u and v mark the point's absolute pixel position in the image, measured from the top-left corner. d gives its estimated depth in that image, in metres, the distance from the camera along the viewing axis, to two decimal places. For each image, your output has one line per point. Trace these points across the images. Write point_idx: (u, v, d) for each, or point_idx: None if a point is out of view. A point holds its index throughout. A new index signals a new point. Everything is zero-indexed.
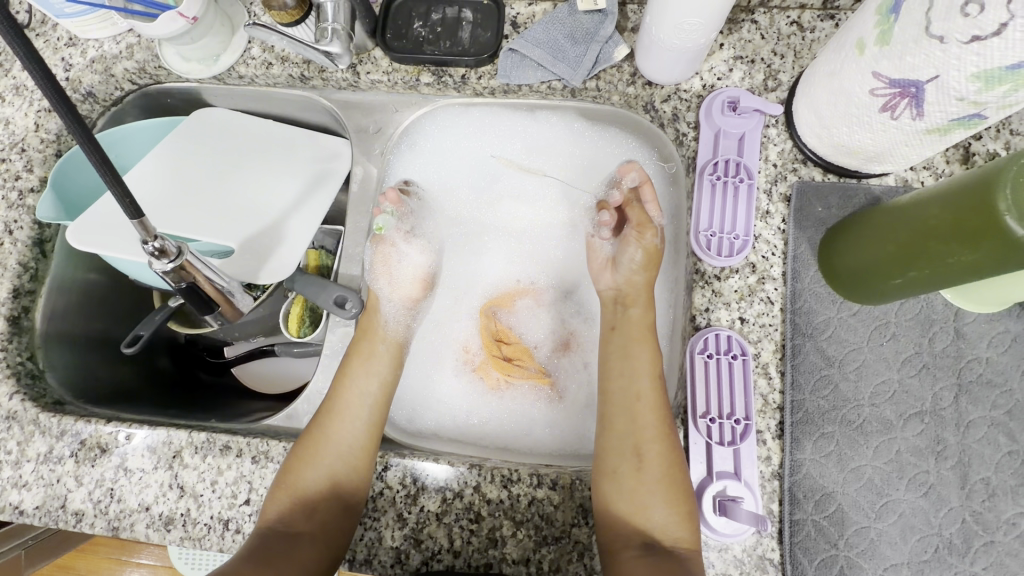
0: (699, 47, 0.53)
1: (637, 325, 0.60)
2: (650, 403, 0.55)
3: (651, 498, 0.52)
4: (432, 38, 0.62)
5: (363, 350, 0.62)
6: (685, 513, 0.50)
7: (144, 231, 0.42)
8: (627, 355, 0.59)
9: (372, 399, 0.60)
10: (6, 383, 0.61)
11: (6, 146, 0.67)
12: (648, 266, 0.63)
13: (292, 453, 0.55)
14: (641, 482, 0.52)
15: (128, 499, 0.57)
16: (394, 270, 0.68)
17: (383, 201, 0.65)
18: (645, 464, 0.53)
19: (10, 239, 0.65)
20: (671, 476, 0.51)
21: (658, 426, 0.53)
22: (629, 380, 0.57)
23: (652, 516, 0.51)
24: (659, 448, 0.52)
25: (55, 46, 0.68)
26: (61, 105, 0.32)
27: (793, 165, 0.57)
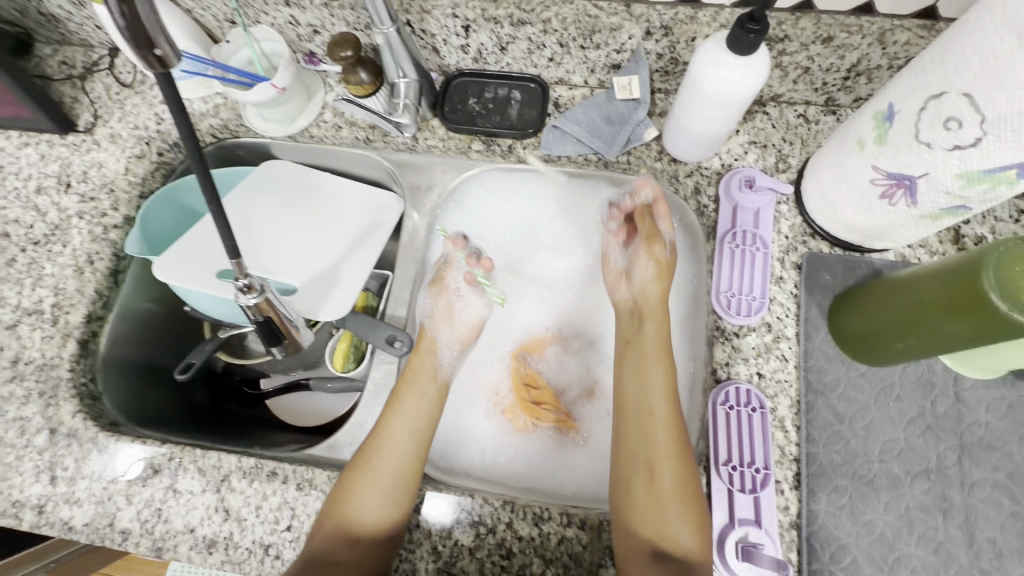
0: (719, 133, 0.61)
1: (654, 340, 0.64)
2: (663, 419, 0.58)
3: (674, 519, 0.54)
4: (484, 114, 0.72)
5: (410, 384, 0.65)
6: (698, 530, 0.53)
7: (238, 269, 0.49)
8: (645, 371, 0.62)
9: (413, 434, 0.62)
10: (69, 402, 0.65)
11: (97, 187, 0.74)
12: (664, 273, 0.67)
13: (339, 482, 0.58)
14: (663, 500, 0.55)
15: (173, 521, 0.60)
16: (455, 319, 0.72)
17: (476, 265, 0.71)
18: (662, 483, 0.55)
19: (91, 269, 0.71)
20: (686, 493, 0.55)
21: (674, 444, 0.57)
22: (644, 399, 0.60)
23: (674, 537, 0.53)
24: (674, 468, 0.56)
25: (152, 103, 0.78)
26: (192, 150, 0.39)
27: (803, 238, 0.64)
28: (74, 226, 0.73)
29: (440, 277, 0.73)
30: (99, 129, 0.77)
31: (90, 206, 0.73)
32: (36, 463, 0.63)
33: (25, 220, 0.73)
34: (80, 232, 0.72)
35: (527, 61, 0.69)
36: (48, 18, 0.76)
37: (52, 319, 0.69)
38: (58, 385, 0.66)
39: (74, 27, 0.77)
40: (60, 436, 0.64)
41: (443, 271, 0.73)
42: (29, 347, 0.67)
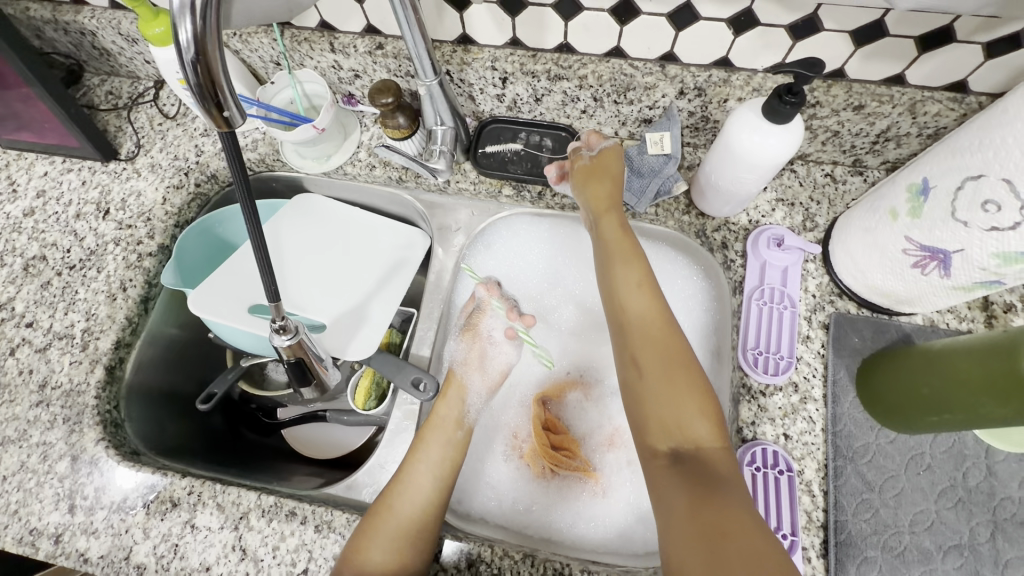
0: (748, 193, 0.62)
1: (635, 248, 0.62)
2: (650, 315, 0.58)
3: (689, 417, 0.53)
4: (516, 160, 0.73)
5: (439, 430, 0.65)
6: (714, 418, 0.53)
7: (275, 309, 0.50)
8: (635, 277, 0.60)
9: (440, 478, 0.62)
10: (92, 430, 0.65)
11: (134, 214, 0.76)
12: (598, 177, 0.66)
13: (360, 527, 0.57)
14: (672, 401, 0.54)
15: (189, 558, 0.59)
16: (486, 366, 0.72)
17: (517, 320, 0.72)
18: (659, 380, 0.54)
19: (123, 296, 0.72)
20: (689, 390, 0.54)
21: (669, 345, 0.56)
22: (635, 304, 0.59)
23: (693, 437, 0.52)
24: (674, 370, 0.55)
25: (193, 135, 0.80)
26: (242, 187, 0.41)
27: (830, 297, 0.64)
28: (109, 252, 0.74)
29: (473, 325, 0.73)
30: (140, 159, 0.79)
31: (126, 233, 0.75)
32: (56, 490, 0.63)
33: (63, 244, 0.75)
34: (115, 258, 0.74)
35: (560, 112, 0.71)
36: (100, 52, 0.79)
37: (82, 344, 0.69)
38: (83, 411, 0.66)
39: (124, 61, 0.80)
40: (83, 464, 0.64)
41: (476, 318, 0.73)
42: (57, 371, 0.68)
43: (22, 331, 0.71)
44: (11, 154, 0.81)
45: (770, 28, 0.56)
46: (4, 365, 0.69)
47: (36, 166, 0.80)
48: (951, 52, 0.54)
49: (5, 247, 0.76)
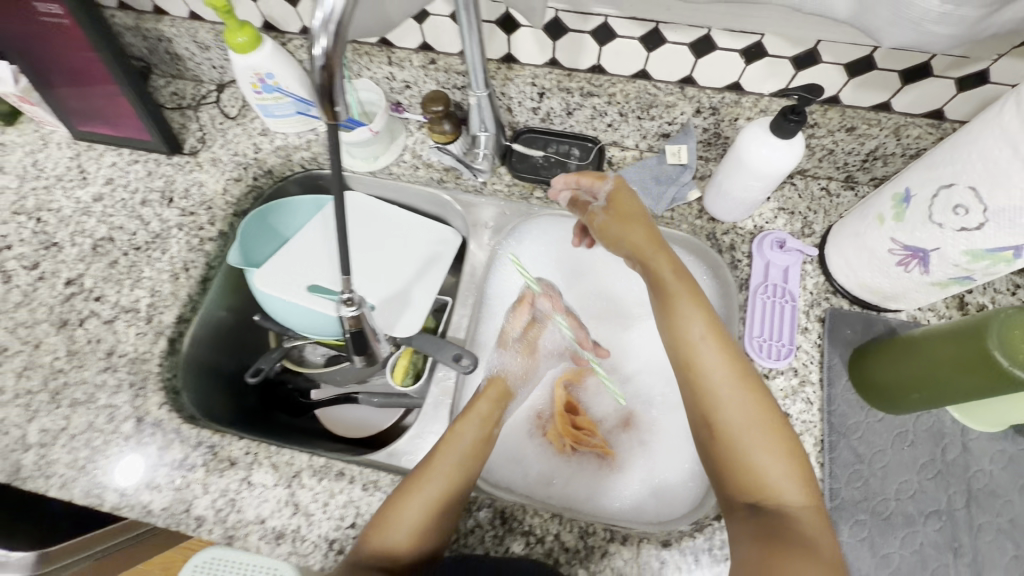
0: (755, 201, 0.71)
1: (700, 300, 0.62)
2: (727, 370, 0.59)
3: (772, 479, 0.55)
4: (546, 166, 0.82)
5: (466, 429, 0.67)
6: (802, 479, 0.55)
7: (344, 282, 0.58)
8: (704, 332, 0.60)
9: (464, 473, 0.64)
10: (156, 395, 0.71)
11: (197, 203, 0.83)
12: (627, 223, 0.68)
13: (389, 498, 0.61)
14: (751, 463, 0.56)
15: (245, 511, 0.65)
16: (534, 374, 0.78)
17: (592, 351, 0.77)
18: (746, 439, 0.56)
19: (185, 276, 0.78)
20: (777, 450, 0.56)
21: (751, 406, 0.57)
22: (709, 357, 0.59)
23: (780, 497, 0.55)
24: (758, 432, 0.56)
25: (251, 134, 0.88)
26: (336, 169, 0.49)
27: (826, 295, 0.72)
28: (173, 236, 0.81)
29: (531, 338, 0.78)
30: (202, 154, 0.87)
31: (189, 220, 0.82)
32: (121, 449, 0.68)
33: (129, 227, 0.82)
34: (178, 241, 0.81)
35: (588, 125, 0.80)
36: (171, 57, 0.88)
37: (147, 317, 0.76)
38: (147, 378, 0.72)
39: (192, 65, 0.89)
40: (146, 425, 0.69)
41: (536, 332, 0.78)
42: (124, 341, 0.74)
43: (90, 304, 0.77)
44: (83, 146, 0.88)
45: (776, 59, 0.65)
46: (73, 335, 0.75)
47: (104, 157, 0.88)
48: (930, 85, 0.64)
49: (74, 229, 0.82)
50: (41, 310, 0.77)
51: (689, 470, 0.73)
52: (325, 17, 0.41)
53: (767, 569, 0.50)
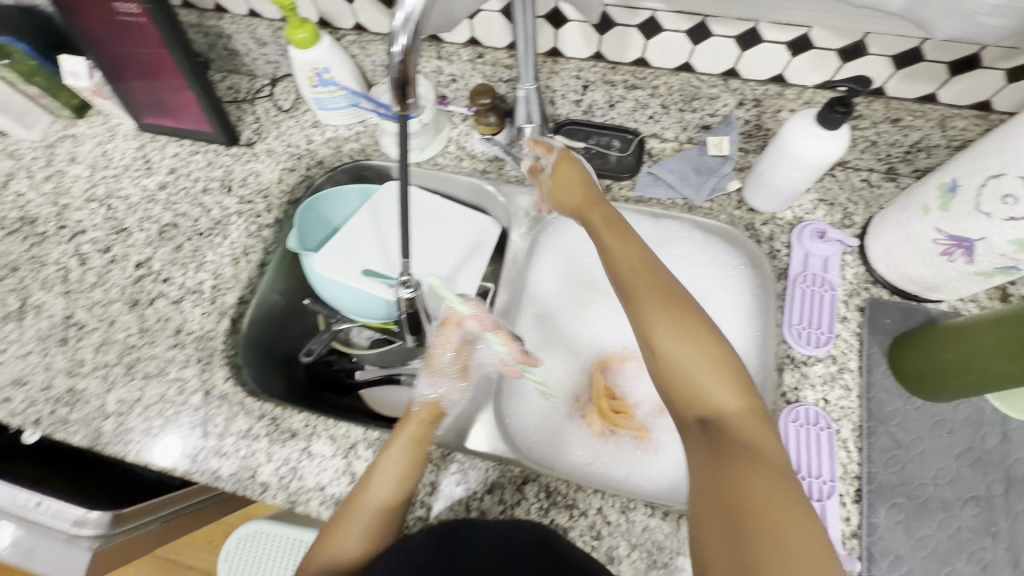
0: (795, 192, 0.73)
1: (633, 244, 0.67)
2: (648, 289, 0.61)
3: (709, 389, 0.55)
4: (587, 157, 0.84)
5: (385, 460, 0.64)
6: (736, 386, 0.55)
7: (403, 266, 0.62)
8: (633, 267, 0.64)
9: (396, 488, 0.63)
10: (222, 370, 0.76)
11: (254, 191, 0.88)
12: (568, 186, 0.75)
13: (333, 519, 0.63)
14: (692, 378, 0.56)
15: (306, 479, 0.69)
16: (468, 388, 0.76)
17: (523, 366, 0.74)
18: (680, 353, 0.57)
19: (245, 260, 0.83)
20: (711, 359, 0.56)
21: (677, 322, 0.58)
22: (633, 280, 0.63)
23: (719, 406, 0.55)
24: (692, 343, 0.57)
25: (304, 126, 0.92)
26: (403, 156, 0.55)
27: (865, 285, 0.73)
28: (233, 222, 0.86)
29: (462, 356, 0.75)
30: (258, 145, 0.92)
31: (247, 207, 0.87)
32: (191, 419, 0.73)
33: (192, 214, 0.87)
34: (238, 227, 0.85)
35: (629, 117, 0.82)
36: (230, 53, 0.92)
37: (211, 298, 0.81)
38: (213, 353, 0.77)
39: (248, 61, 0.93)
40: (214, 397, 0.74)
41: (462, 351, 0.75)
42: (191, 320, 0.79)
43: (159, 285, 0.82)
44: (147, 137, 0.94)
45: (822, 52, 0.67)
46: (144, 313, 0.81)
47: (167, 148, 0.93)
48: (977, 77, 0.64)
49: (142, 215, 0.88)
50: (114, 290, 0.82)
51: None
52: (404, 17, 0.44)
53: (716, 480, 0.49)
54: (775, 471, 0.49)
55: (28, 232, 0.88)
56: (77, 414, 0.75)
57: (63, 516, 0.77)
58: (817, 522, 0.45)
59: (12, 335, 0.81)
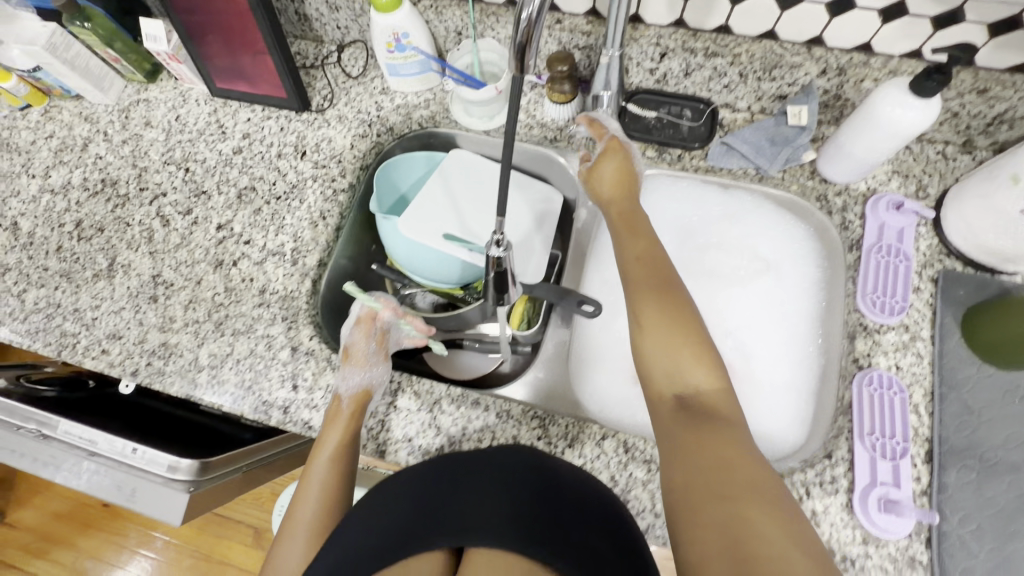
0: (877, 160, 0.73)
1: (642, 233, 0.70)
2: (649, 274, 0.64)
3: (690, 367, 0.58)
4: (659, 127, 0.84)
5: (320, 458, 0.69)
6: (715, 371, 0.58)
7: (496, 224, 0.63)
8: (639, 251, 0.67)
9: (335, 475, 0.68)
10: (307, 328, 0.80)
11: (327, 156, 0.90)
12: (599, 175, 0.76)
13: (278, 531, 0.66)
14: (676, 356, 0.59)
15: (394, 431, 0.73)
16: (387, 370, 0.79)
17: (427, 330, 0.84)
18: (667, 334, 0.60)
19: (323, 224, 0.86)
20: (693, 344, 0.59)
21: (665, 299, 0.62)
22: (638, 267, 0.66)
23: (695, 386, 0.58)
24: (681, 326, 0.60)
25: (372, 93, 0.93)
26: (511, 119, 0.53)
27: (939, 257, 0.74)
28: (309, 187, 0.88)
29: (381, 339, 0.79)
30: (328, 111, 0.93)
31: (322, 172, 0.89)
32: (281, 372, 0.77)
33: (269, 178, 0.89)
34: (314, 192, 0.88)
35: (704, 86, 0.82)
36: (300, 18, 0.93)
37: (292, 259, 0.84)
38: (298, 312, 0.81)
39: (317, 26, 0.94)
40: (301, 353, 0.78)
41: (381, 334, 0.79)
42: (274, 280, 0.83)
43: (241, 247, 0.85)
44: (219, 102, 0.96)
45: (915, 19, 0.67)
46: (229, 274, 0.84)
47: (240, 113, 0.95)
48: None
49: (220, 178, 0.90)
50: (198, 251, 0.86)
51: (804, 415, 0.77)
52: None
53: (691, 450, 0.53)
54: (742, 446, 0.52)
55: (111, 194, 0.91)
56: (172, 367, 0.79)
57: (159, 461, 0.82)
58: (781, 487, 0.50)
59: (103, 293, 0.84)
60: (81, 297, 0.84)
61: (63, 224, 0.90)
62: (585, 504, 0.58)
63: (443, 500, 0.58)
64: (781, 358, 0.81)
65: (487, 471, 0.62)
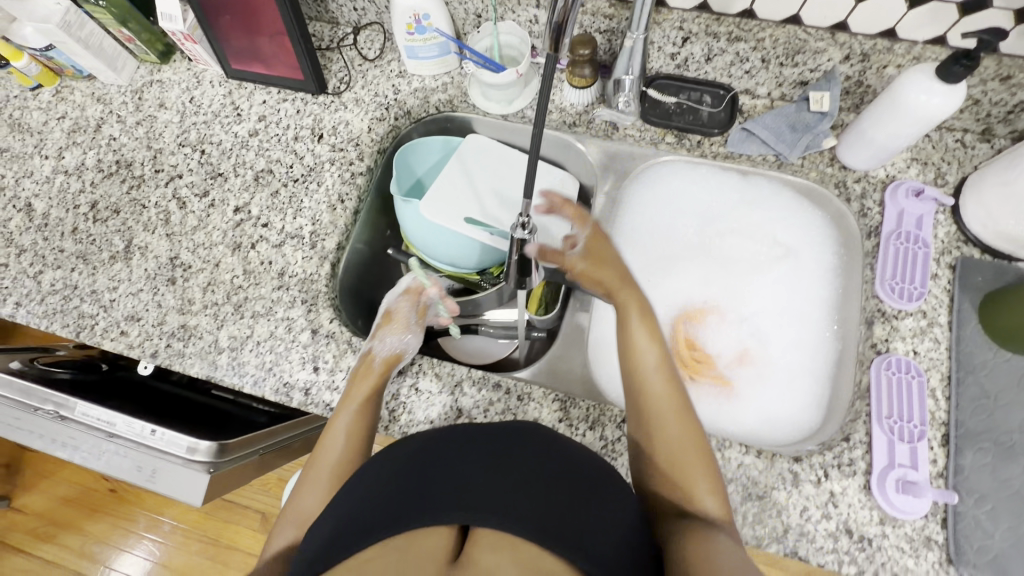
0: (898, 147, 0.73)
1: (649, 319, 0.72)
2: (657, 372, 0.67)
3: (698, 488, 0.60)
4: (678, 112, 0.84)
5: (345, 409, 0.70)
6: (717, 487, 0.61)
7: (523, 207, 0.63)
8: (649, 350, 0.69)
9: (354, 431, 0.69)
10: (327, 311, 0.80)
11: (345, 140, 0.89)
12: (598, 259, 0.76)
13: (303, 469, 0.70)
14: (683, 463, 0.62)
15: (416, 413, 0.74)
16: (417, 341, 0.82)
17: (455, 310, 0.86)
18: (674, 439, 0.63)
19: (342, 207, 0.86)
20: (698, 454, 0.62)
21: (675, 404, 0.65)
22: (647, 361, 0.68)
23: (697, 496, 0.60)
24: (687, 436, 0.63)
25: (389, 75, 0.93)
26: (542, 99, 0.52)
27: (956, 244, 0.75)
28: (326, 170, 0.88)
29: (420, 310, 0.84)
30: (345, 94, 0.92)
31: (340, 155, 0.89)
32: (302, 354, 0.77)
33: (286, 161, 0.89)
34: (332, 175, 0.87)
35: (725, 71, 0.82)
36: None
37: (311, 242, 0.84)
38: (318, 295, 0.80)
39: (333, 8, 0.93)
40: (322, 336, 0.78)
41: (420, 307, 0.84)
42: (293, 263, 0.82)
43: (259, 230, 0.85)
44: (234, 84, 0.95)
45: (942, 4, 0.67)
46: (247, 256, 0.84)
47: (255, 95, 0.94)
48: None
49: (236, 161, 0.90)
50: (216, 233, 0.85)
51: (819, 399, 0.78)
52: None
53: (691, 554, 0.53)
54: (742, 554, 0.53)
55: (126, 175, 0.91)
56: (191, 348, 0.79)
57: (177, 443, 0.82)
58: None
59: (121, 274, 0.84)
60: (98, 279, 0.84)
61: (78, 205, 0.89)
62: (593, 490, 0.52)
63: (435, 480, 0.51)
64: (797, 344, 0.82)
65: (492, 451, 0.54)
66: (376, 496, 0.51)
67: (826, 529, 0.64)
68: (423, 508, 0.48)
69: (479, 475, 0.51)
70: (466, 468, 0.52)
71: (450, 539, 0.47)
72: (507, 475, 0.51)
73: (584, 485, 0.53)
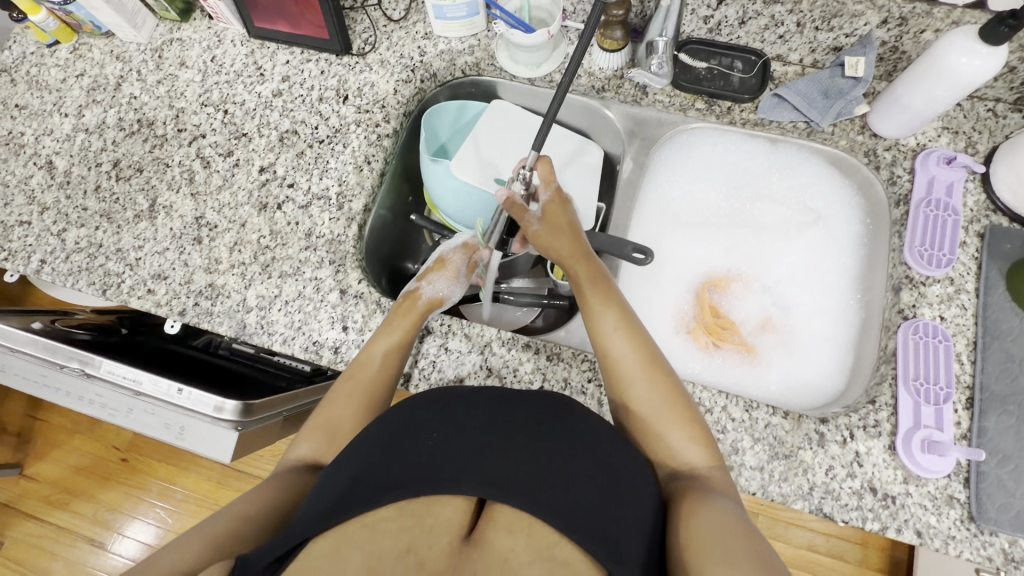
0: (932, 114, 0.73)
1: (608, 290, 0.70)
2: (622, 343, 0.65)
3: (684, 448, 0.60)
4: (709, 78, 0.83)
5: (382, 337, 0.71)
6: (705, 446, 0.60)
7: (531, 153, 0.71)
8: (615, 322, 0.67)
9: (387, 360, 0.70)
10: (354, 272, 0.79)
11: (370, 101, 0.88)
12: (557, 230, 0.77)
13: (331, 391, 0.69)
14: (667, 430, 0.60)
15: (446, 372, 0.74)
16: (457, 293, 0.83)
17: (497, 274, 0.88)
18: (652, 405, 0.62)
19: (368, 169, 0.85)
20: (680, 417, 0.61)
21: (647, 367, 0.64)
22: (611, 337, 0.66)
23: (686, 460, 0.59)
24: (665, 400, 0.62)
25: (414, 37, 0.91)
26: None
27: (985, 212, 0.75)
28: (352, 131, 0.87)
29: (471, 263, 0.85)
30: (369, 55, 0.91)
31: (365, 117, 0.88)
32: (330, 314, 0.78)
33: (311, 122, 0.88)
34: (358, 136, 0.87)
35: (758, 36, 0.81)
36: None
37: (338, 204, 0.83)
38: (345, 257, 0.80)
39: None
40: (351, 296, 0.78)
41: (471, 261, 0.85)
42: (320, 225, 0.82)
43: (285, 190, 0.84)
44: (256, 43, 0.93)
45: None
46: (274, 217, 0.83)
47: (278, 55, 0.92)
48: None
49: (260, 121, 0.89)
50: (242, 193, 0.85)
51: (842, 365, 0.80)
52: None
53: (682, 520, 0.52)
54: (734, 513, 0.52)
55: (148, 134, 0.90)
56: (220, 307, 0.79)
57: (205, 402, 0.82)
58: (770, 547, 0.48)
59: (146, 233, 0.84)
60: (124, 238, 0.84)
61: (100, 163, 0.88)
62: (607, 467, 0.52)
63: (451, 460, 0.50)
64: (820, 312, 0.84)
65: (504, 421, 0.54)
66: (388, 460, 0.51)
67: (851, 487, 0.66)
68: (440, 476, 0.48)
69: (493, 445, 0.51)
70: (475, 439, 0.52)
71: (466, 511, 0.47)
72: (529, 451, 0.50)
73: (607, 470, 0.52)
